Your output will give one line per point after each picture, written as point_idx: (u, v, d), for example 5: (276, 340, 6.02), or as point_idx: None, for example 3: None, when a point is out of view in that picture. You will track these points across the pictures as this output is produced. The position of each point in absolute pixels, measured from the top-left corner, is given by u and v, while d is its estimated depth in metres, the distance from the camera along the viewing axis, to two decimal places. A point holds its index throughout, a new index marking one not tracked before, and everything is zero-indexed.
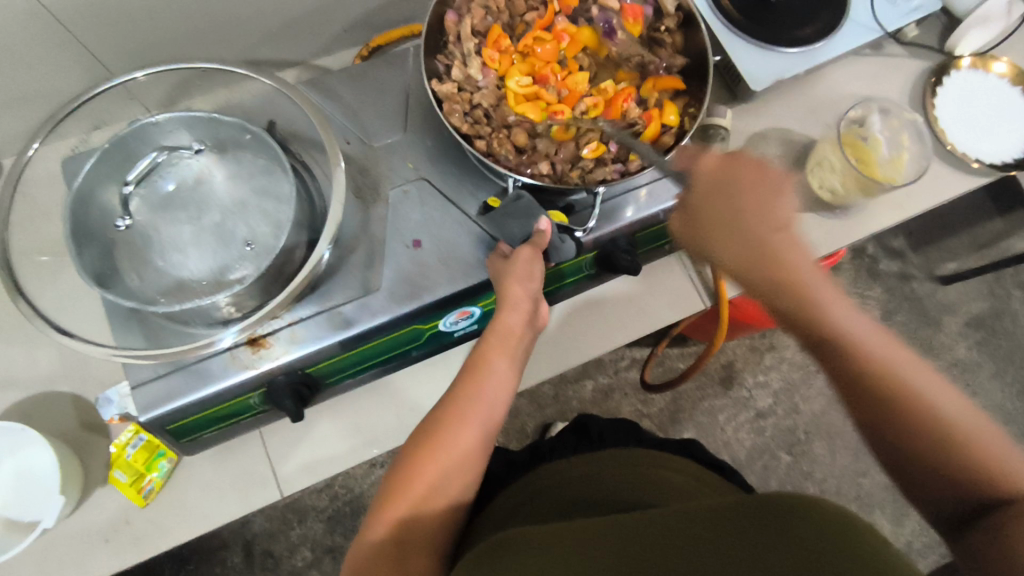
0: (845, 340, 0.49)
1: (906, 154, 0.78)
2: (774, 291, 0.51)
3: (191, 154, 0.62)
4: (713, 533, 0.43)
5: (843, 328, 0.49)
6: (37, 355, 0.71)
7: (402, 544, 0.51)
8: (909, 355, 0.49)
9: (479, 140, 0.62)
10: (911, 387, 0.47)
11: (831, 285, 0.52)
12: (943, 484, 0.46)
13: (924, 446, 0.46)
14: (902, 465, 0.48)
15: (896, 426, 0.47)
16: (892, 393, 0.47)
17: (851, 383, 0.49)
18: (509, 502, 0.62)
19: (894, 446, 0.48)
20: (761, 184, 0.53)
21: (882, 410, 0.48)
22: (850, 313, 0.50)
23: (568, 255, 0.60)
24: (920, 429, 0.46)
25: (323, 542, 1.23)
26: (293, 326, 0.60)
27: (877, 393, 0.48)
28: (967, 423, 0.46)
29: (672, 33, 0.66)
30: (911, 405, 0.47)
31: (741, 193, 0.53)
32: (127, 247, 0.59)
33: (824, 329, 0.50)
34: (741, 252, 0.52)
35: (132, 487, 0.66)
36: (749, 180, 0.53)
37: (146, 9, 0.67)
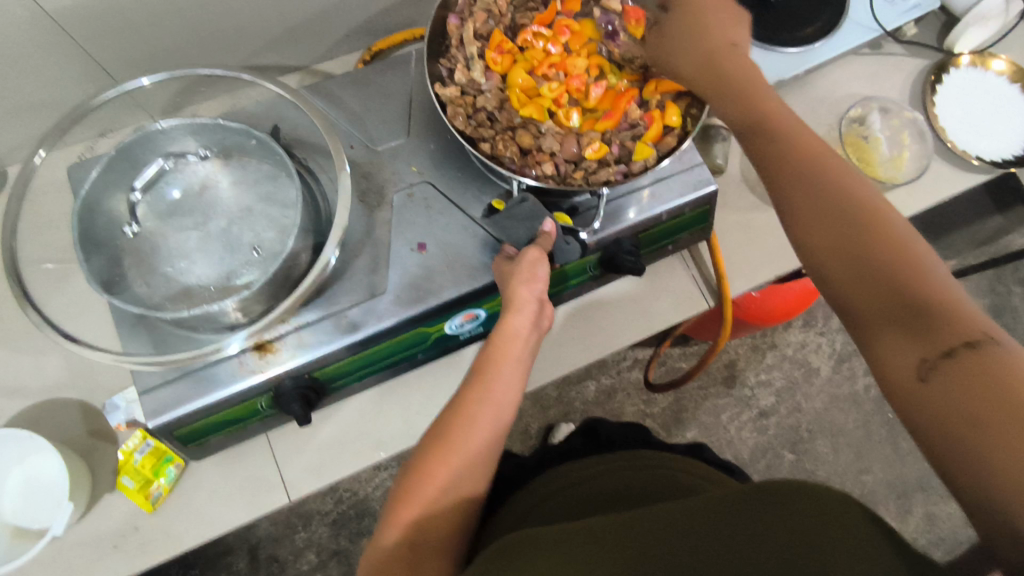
0: (798, 155, 0.49)
1: (907, 153, 0.80)
2: (741, 101, 0.54)
3: (197, 161, 0.63)
4: (738, 525, 0.42)
5: (793, 142, 0.50)
6: (43, 363, 0.72)
7: (416, 547, 0.52)
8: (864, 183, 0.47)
9: (482, 143, 0.63)
10: (867, 210, 0.45)
11: (785, 110, 0.53)
12: (876, 291, 0.42)
13: (860, 259, 0.44)
14: (834, 280, 0.45)
15: (841, 237, 0.45)
16: (823, 197, 0.46)
17: (790, 187, 0.48)
18: (522, 505, 0.62)
19: (827, 254, 0.45)
20: (723, 19, 0.59)
21: (806, 207, 0.47)
22: (808, 137, 0.51)
23: (573, 256, 0.61)
24: (860, 243, 0.44)
25: (328, 546, 1.23)
26: (299, 331, 0.61)
27: (825, 209, 0.46)
28: (912, 242, 0.43)
29: None
30: (849, 213, 0.45)
31: (704, 24, 0.59)
32: (133, 254, 0.59)
33: (782, 146, 0.50)
34: (694, 70, 0.58)
35: (140, 492, 0.67)
36: (714, 16, 0.59)
37: (150, 17, 0.67)
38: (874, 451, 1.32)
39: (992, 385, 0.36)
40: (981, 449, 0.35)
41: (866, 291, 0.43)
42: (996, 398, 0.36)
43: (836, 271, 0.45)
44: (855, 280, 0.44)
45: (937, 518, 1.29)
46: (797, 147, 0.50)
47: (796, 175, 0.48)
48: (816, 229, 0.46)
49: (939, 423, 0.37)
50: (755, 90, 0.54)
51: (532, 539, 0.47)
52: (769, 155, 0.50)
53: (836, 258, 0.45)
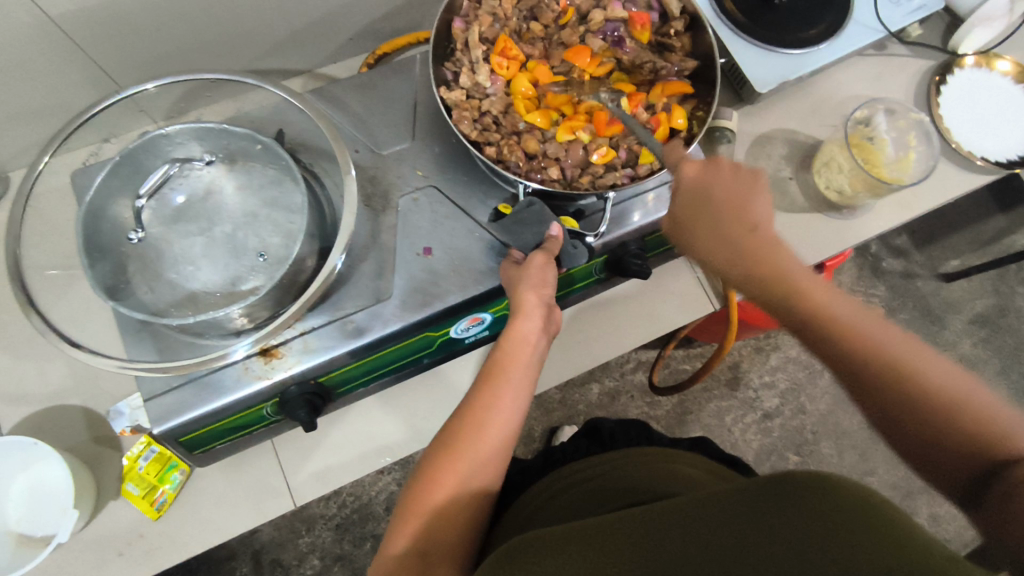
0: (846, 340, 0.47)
1: (913, 155, 0.79)
2: (762, 289, 0.50)
3: (202, 166, 0.62)
4: (764, 525, 0.39)
5: (837, 331, 0.47)
6: (48, 370, 0.71)
7: (427, 556, 0.51)
8: (909, 349, 0.45)
9: (489, 147, 0.62)
10: (939, 404, 0.43)
11: (825, 289, 0.49)
12: (960, 465, 0.42)
13: (943, 443, 0.43)
14: (910, 445, 0.45)
15: (924, 429, 0.44)
16: (888, 386, 0.45)
17: (859, 380, 0.46)
18: (529, 506, 0.61)
19: (910, 435, 0.45)
20: (737, 189, 0.52)
21: (878, 397, 0.45)
22: (861, 321, 0.47)
23: (580, 260, 0.60)
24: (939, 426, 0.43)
25: (332, 550, 1.22)
26: (304, 336, 0.60)
27: (905, 407, 0.44)
28: (984, 414, 0.42)
29: (680, 36, 0.66)
30: (917, 401, 0.44)
31: (712, 195, 0.53)
32: (138, 260, 0.59)
33: (835, 338, 0.47)
34: (719, 249, 0.52)
35: (145, 499, 0.66)
36: (731, 199, 0.52)
37: (153, 22, 0.67)
38: (879, 452, 1.31)
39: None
40: None
41: (953, 467, 0.43)
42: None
43: (917, 449, 0.44)
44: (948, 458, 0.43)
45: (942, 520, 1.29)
46: (857, 344, 0.46)
47: (858, 374, 0.46)
48: (894, 419, 0.45)
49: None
50: (781, 270, 0.50)
51: (541, 543, 0.47)
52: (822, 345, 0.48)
53: (917, 439, 0.44)
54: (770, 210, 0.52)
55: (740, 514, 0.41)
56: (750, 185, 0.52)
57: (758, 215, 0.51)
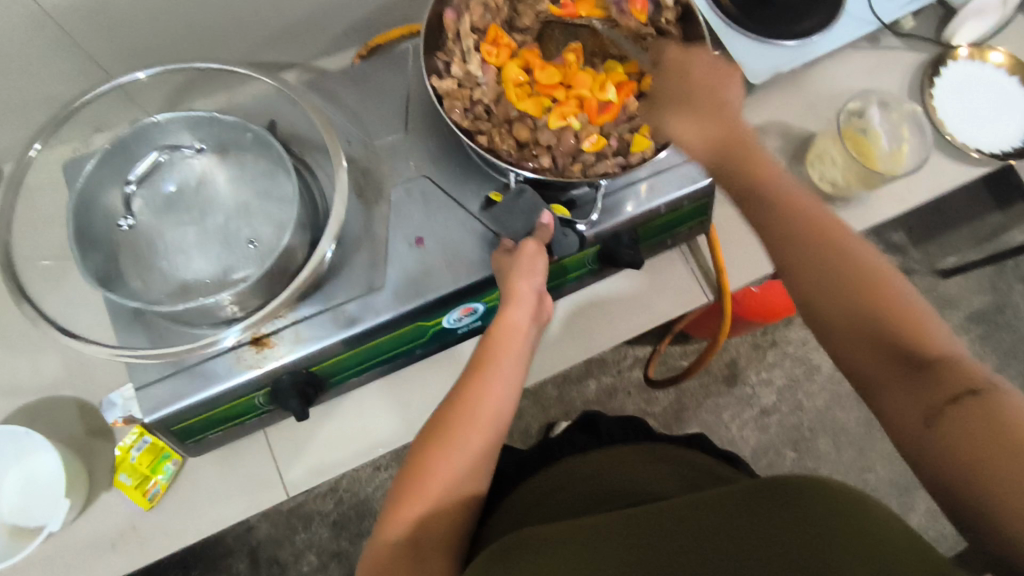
0: (801, 224, 0.52)
1: (906, 147, 0.78)
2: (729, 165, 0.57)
3: (192, 154, 0.62)
4: (756, 524, 0.41)
5: (790, 208, 0.53)
6: (40, 361, 0.71)
7: (419, 544, 0.51)
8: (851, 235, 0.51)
9: (480, 136, 0.63)
10: (868, 287, 0.48)
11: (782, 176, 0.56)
12: (876, 351, 0.47)
13: (874, 331, 0.47)
14: (837, 337, 0.49)
15: (849, 310, 0.48)
16: (825, 265, 0.50)
17: (800, 258, 0.51)
18: (523, 503, 0.61)
19: (834, 318, 0.49)
20: (715, 83, 0.60)
21: (813, 278, 0.50)
22: (813, 206, 0.53)
23: (571, 247, 0.63)
24: (869, 309, 0.48)
25: (328, 547, 1.22)
26: (296, 326, 0.60)
27: (833, 285, 0.49)
28: (911, 307, 0.47)
29: (673, 25, 0.66)
30: (849, 280, 0.49)
31: (690, 85, 0.60)
32: (130, 250, 0.59)
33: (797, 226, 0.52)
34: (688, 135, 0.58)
35: (137, 490, 0.66)
36: (707, 91, 0.60)
37: (147, 13, 0.67)
38: (877, 449, 1.31)
39: (1004, 433, 0.39)
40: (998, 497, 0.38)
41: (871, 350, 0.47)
42: (997, 440, 0.39)
43: (841, 333, 0.48)
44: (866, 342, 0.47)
45: (941, 517, 1.28)
46: (804, 223, 0.52)
47: (798, 251, 0.51)
48: (826, 303, 0.49)
49: (957, 484, 0.40)
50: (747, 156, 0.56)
51: (542, 541, 0.46)
52: (781, 225, 0.52)
53: (845, 322, 0.48)
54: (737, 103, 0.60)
55: (730, 511, 0.42)
56: (726, 81, 0.61)
57: (727, 104, 0.59)
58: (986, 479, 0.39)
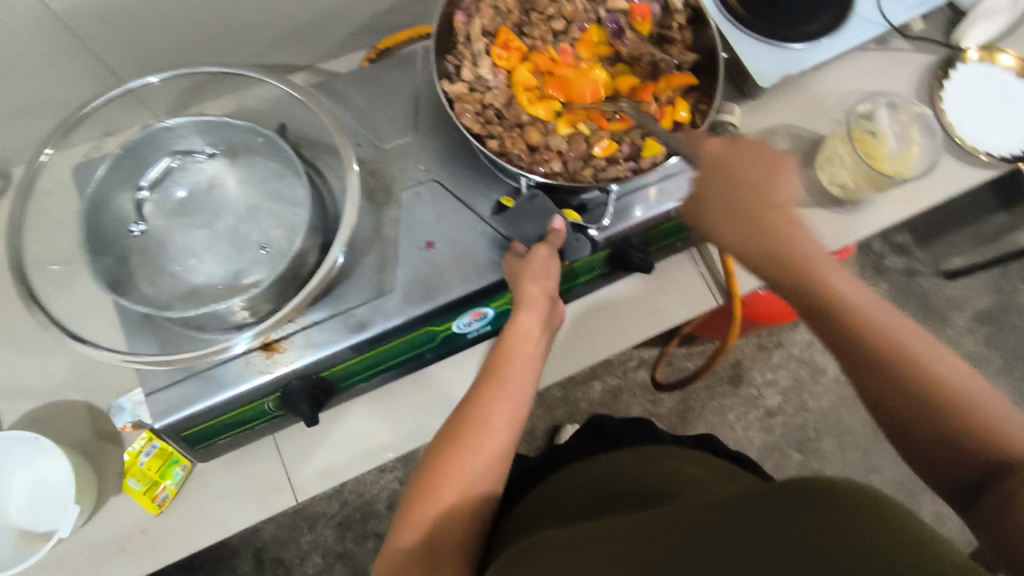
0: (870, 340, 0.48)
1: (915, 148, 0.78)
2: (775, 268, 0.50)
3: (203, 159, 0.62)
4: (767, 531, 0.39)
5: (854, 323, 0.48)
6: (48, 365, 0.71)
7: (433, 548, 0.50)
8: (925, 342, 0.48)
9: (491, 140, 0.62)
10: (948, 399, 0.46)
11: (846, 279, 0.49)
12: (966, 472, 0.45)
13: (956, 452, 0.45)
14: (920, 457, 0.47)
15: (926, 420, 0.46)
16: (900, 378, 0.47)
17: (870, 370, 0.48)
18: (536, 505, 0.61)
19: (910, 426, 0.47)
20: (765, 173, 0.51)
21: (888, 389, 0.47)
22: (881, 314, 0.48)
23: (582, 254, 0.60)
24: (946, 420, 0.45)
25: (333, 548, 1.22)
26: (307, 330, 0.60)
27: (907, 398, 0.47)
28: (1000, 421, 0.44)
29: (682, 30, 0.66)
30: (927, 393, 0.46)
31: (738, 175, 0.51)
32: (141, 254, 0.59)
33: (863, 350, 0.48)
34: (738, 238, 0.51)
35: (147, 495, 0.65)
36: (754, 176, 0.51)
37: (154, 15, 0.67)
38: (882, 449, 1.31)
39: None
40: None
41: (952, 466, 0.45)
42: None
43: (920, 445, 0.47)
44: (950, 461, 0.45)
45: (946, 518, 1.28)
46: (874, 339, 0.48)
47: (869, 362, 0.48)
48: (904, 413, 0.47)
49: None
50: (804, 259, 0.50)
51: (557, 542, 0.46)
52: (846, 342, 0.49)
53: (922, 433, 0.46)
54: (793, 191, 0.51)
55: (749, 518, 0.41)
56: (775, 167, 0.51)
57: (782, 197, 0.50)
58: None
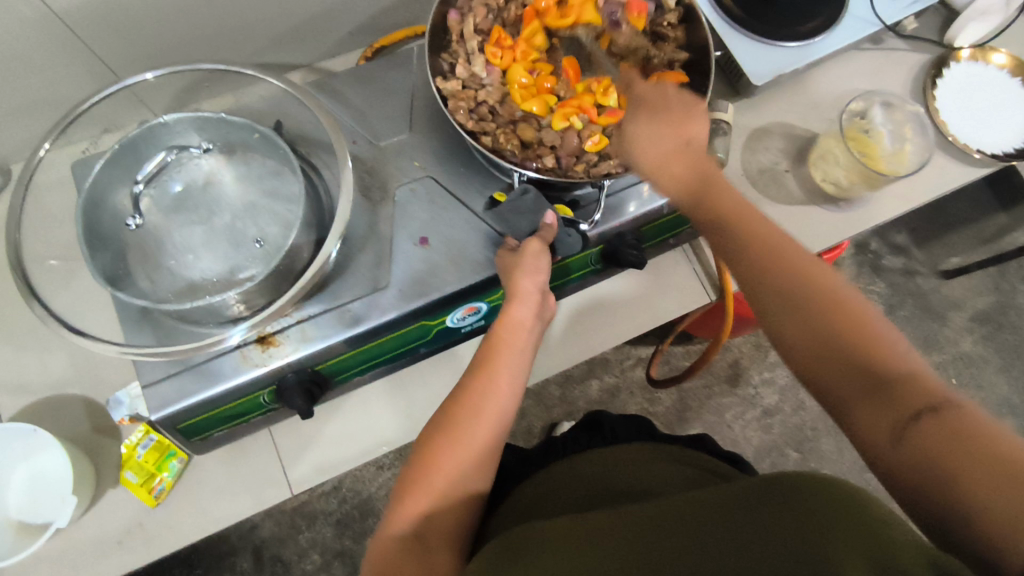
0: (759, 249, 0.49)
1: (908, 147, 0.78)
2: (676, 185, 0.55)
3: (199, 154, 0.62)
4: (754, 524, 0.40)
5: (743, 233, 0.51)
6: (48, 360, 0.72)
7: (423, 538, 0.51)
8: (808, 255, 0.49)
9: (484, 136, 0.63)
10: (833, 307, 0.45)
11: (739, 199, 0.53)
12: (847, 374, 0.43)
13: (835, 355, 0.44)
14: (800, 361, 0.46)
15: (808, 326, 0.45)
16: (785, 287, 0.47)
17: (758, 280, 0.49)
18: (528, 497, 0.61)
19: (798, 337, 0.46)
20: (679, 112, 0.57)
21: (775, 298, 0.47)
22: (770, 229, 0.51)
23: (574, 247, 0.62)
24: (830, 328, 0.45)
25: (332, 546, 1.23)
26: (302, 325, 0.61)
27: (792, 306, 0.47)
28: (883, 331, 0.44)
29: (675, 28, 0.67)
30: (814, 301, 0.46)
31: (660, 114, 0.57)
32: (137, 249, 0.59)
33: (752, 256, 0.49)
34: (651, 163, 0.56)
35: (143, 487, 0.66)
36: (671, 112, 0.57)
37: (153, 15, 0.68)
38: None
39: (974, 442, 0.36)
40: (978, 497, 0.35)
41: (834, 375, 0.44)
42: (971, 457, 0.36)
43: (806, 355, 0.45)
44: (833, 368, 0.44)
45: None
46: (762, 248, 0.49)
47: (759, 270, 0.49)
48: (791, 324, 0.46)
49: (933, 494, 0.37)
50: (707, 179, 0.55)
51: (546, 536, 0.46)
52: (733, 251, 0.51)
53: (807, 339, 0.45)
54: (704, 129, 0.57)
55: (736, 514, 0.41)
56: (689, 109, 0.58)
57: (690, 131, 0.56)
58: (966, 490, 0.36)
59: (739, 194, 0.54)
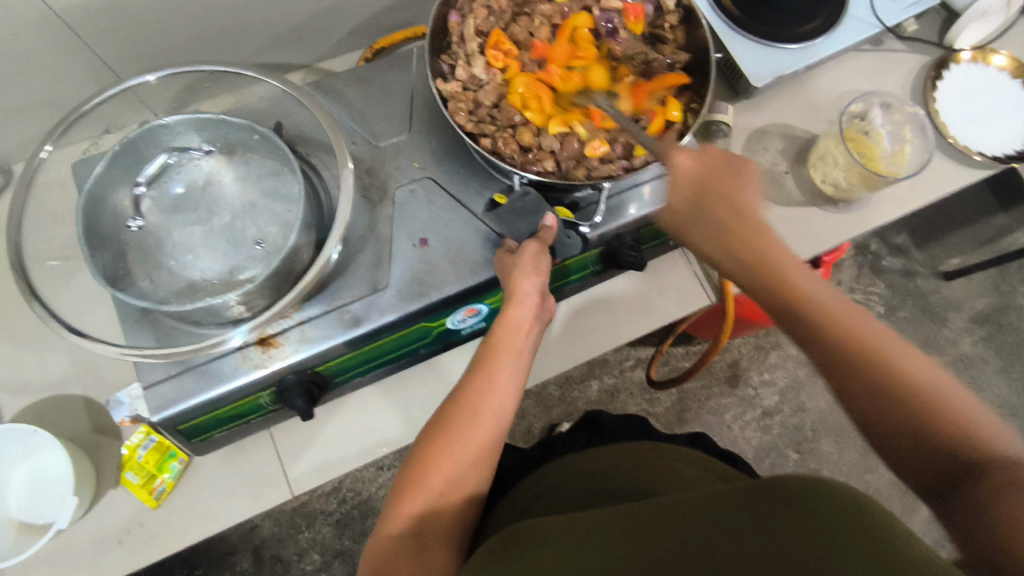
0: (841, 339, 0.48)
1: (909, 148, 0.79)
2: (742, 268, 0.51)
3: (200, 156, 0.63)
4: (755, 529, 0.39)
5: (825, 325, 0.49)
6: (48, 360, 0.72)
7: (421, 537, 0.51)
8: (893, 341, 0.48)
9: (484, 138, 0.63)
10: (916, 390, 0.46)
11: (815, 284, 0.50)
12: (939, 461, 0.44)
13: (925, 440, 0.45)
14: (889, 445, 0.47)
15: (892, 411, 0.46)
16: (872, 376, 0.47)
17: (841, 370, 0.48)
18: (527, 494, 0.61)
19: (883, 423, 0.47)
20: (735, 184, 0.51)
21: (860, 387, 0.48)
22: (852, 317, 0.49)
23: (574, 250, 0.62)
24: (916, 414, 0.45)
25: (332, 546, 1.23)
26: (302, 326, 0.61)
27: (876, 394, 0.47)
28: (970, 417, 0.44)
29: (674, 30, 0.67)
30: (898, 385, 0.46)
31: (713, 191, 0.51)
32: (137, 249, 0.60)
33: (836, 345, 0.48)
34: (710, 246, 0.52)
35: (144, 488, 0.66)
36: (725, 185, 0.51)
37: (153, 15, 0.68)
38: None
39: None
40: None
41: (927, 464, 0.45)
42: None
43: (895, 441, 0.46)
44: (925, 457, 0.45)
45: None
46: (846, 339, 0.48)
47: (843, 361, 0.48)
48: (876, 412, 0.47)
49: None
50: (773, 261, 0.50)
51: (545, 532, 0.47)
52: (816, 341, 0.49)
53: (894, 429, 0.46)
54: (754, 197, 0.51)
55: (736, 514, 0.41)
56: (739, 174, 0.52)
57: (744, 204, 0.51)
58: None
59: (816, 278, 0.51)
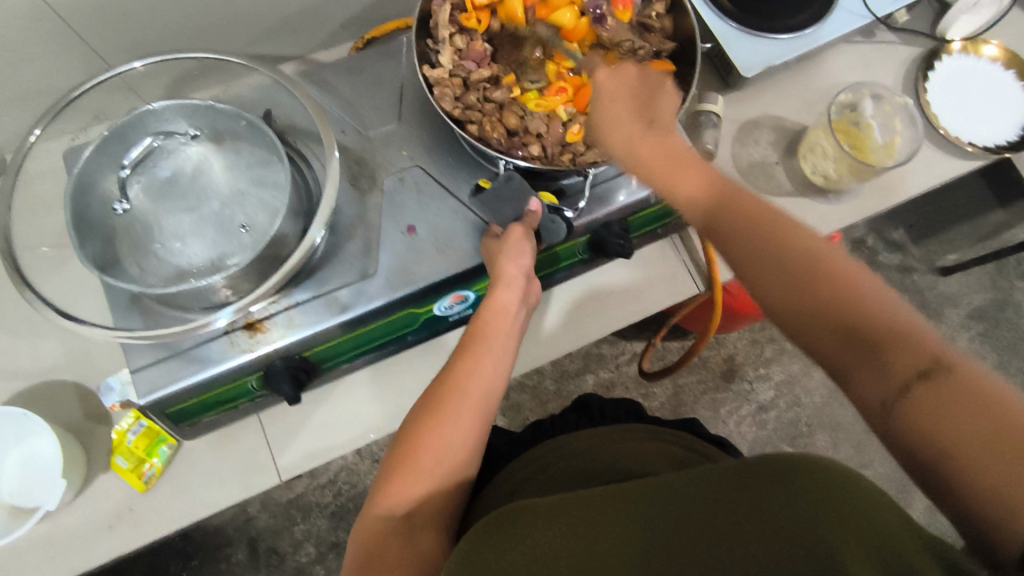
0: (741, 220, 0.47)
1: (897, 139, 0.78)
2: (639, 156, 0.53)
3: (186, 141, 0.63)
4: (737, 502, 0.40)
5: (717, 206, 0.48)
6: (40, 346, 0.73)
7: (410, 519, 0.51)
8: (788, 218, 0.46)
9: (470, 125, 0.64)
10: (815, 266, 0.43)
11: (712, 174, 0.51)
12: (834, 335, 0.41)
13: (823, 310, 0.42)
14: (796, 327, 0.43)
15: (788, 286, 0.43)
16: (762, 247, 0.45)
17: (738, 245, 0.46)
18: (519, 471, 0.61)
19: (779, 300, 0.44)
20: (635, 90, 0.56)
21: (754, 261, 0.45)
22: (744, 197, 0.48)
23: (559, 235, 0.62)
24: (810, 287, 0.42)
25: (327, 538, 1.23)
26: (290, 312, 0.61)
27: (771, 269, 0.44)
28: (865, 288, 0.41)
29: (661, 18, 0.68)
30: (789, 258, 0.44)
31: (618, 97, 0.55)
32: (126, 236, 0.60)
33: (730, 224, 0.47)
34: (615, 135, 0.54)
35: (133, 473, 0.67)
36: (632, 91, 0.56)
37: (145, 5, 0.69)
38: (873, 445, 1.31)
39: (968, 407, 0.34)
40: (982, 474, 0.33)
41: (821, 336, 0.42)
42: (963, 424, 0.34)
43: (791, 315, 0.43)
44: (818, 331, 0.42)
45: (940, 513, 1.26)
46: (737, 215, 0.47)
47: (735, 234, 0.46)
48: (770, 292, 0.44)
49: (936, 470, 0.35)
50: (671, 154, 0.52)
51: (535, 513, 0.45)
52: (709, 225, 0.48)
53: (790, 302, 0.43)
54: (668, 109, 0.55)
55: (725, 493, 0.41)
56: (655, 87, 0.56)
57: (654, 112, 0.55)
58: (963, 467, 0.34)
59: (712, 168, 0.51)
